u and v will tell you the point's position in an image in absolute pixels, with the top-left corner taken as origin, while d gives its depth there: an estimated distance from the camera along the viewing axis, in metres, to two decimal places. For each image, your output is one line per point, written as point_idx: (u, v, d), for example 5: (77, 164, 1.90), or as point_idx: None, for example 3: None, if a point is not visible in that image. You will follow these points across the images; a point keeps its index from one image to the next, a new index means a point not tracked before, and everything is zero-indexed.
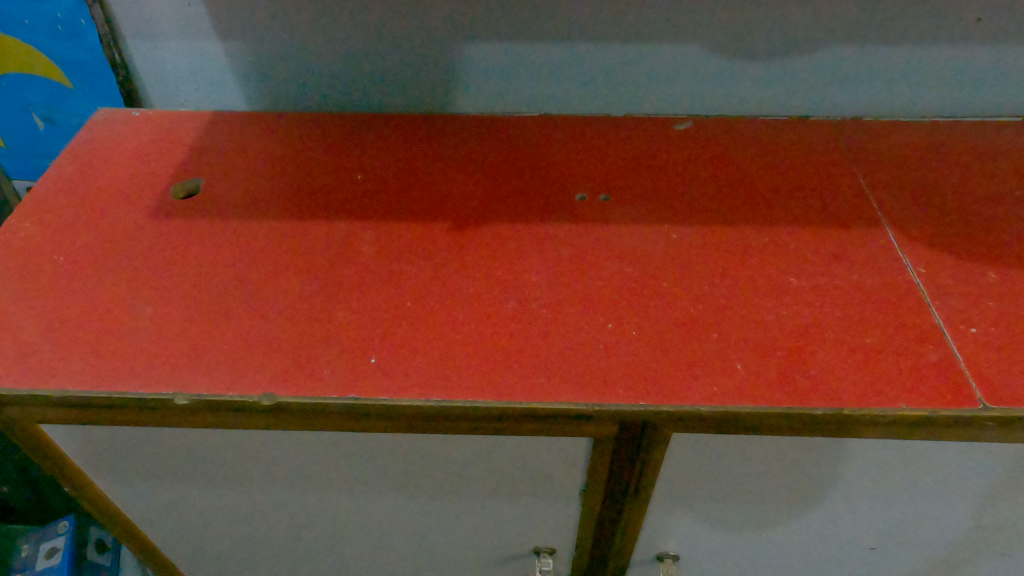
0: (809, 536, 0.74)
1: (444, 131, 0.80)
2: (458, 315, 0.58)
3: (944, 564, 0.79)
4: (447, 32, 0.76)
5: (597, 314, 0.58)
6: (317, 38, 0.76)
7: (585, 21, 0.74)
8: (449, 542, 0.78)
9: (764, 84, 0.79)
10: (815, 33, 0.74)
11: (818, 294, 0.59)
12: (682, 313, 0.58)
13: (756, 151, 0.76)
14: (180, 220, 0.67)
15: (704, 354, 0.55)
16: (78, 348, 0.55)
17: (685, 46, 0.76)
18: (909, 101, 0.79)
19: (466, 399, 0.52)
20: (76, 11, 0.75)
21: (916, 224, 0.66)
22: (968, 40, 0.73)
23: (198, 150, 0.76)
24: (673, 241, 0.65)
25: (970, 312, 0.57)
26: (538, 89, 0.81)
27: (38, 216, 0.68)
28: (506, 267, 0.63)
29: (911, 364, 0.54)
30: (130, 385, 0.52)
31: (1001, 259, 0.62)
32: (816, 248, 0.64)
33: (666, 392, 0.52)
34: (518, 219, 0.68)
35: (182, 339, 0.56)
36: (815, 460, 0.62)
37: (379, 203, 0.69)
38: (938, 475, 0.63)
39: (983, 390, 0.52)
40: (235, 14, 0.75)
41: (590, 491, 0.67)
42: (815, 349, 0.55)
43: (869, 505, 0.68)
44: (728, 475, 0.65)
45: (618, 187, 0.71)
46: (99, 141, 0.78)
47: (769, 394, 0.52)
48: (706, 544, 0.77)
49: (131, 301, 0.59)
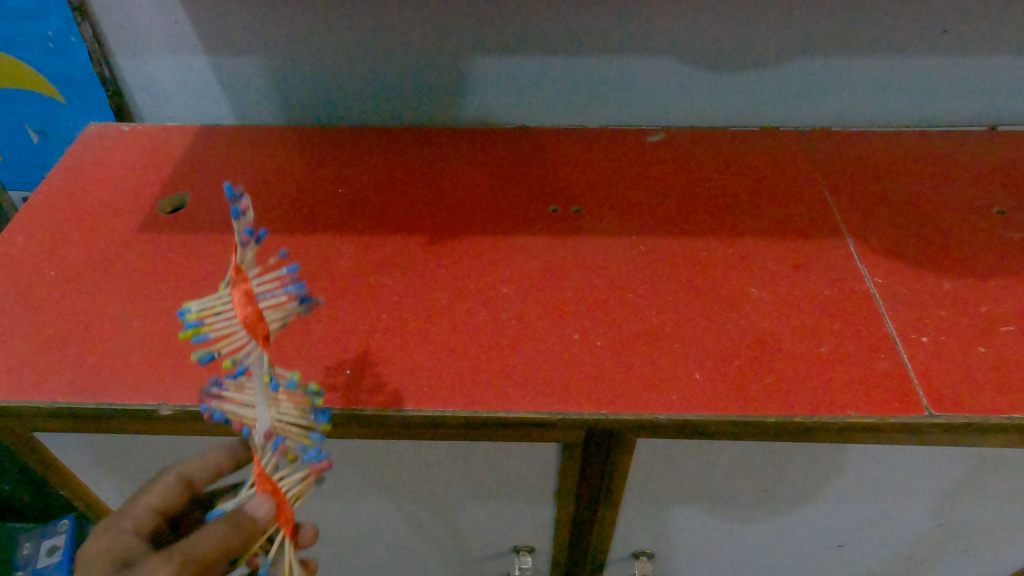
0: (777, 535, 0.77)
1: (424, 143, 0.82)
2: (432, 327, 0.61)
3: (910, 562, 0.82)
4: (425, 47, 0.78)
5: (565, 324, 0.61)
6: (299, 53, 0.79)
7: (559, 36, 0.76)
8: (431, 540, 0.81)
9: (736, 95, 0.81)
10: (785, 46, 0.76)
11: (776, 303, 0.62)
12: (646, 322, 0.61)
13: (723, 162, 0.78)
14: (167, 232, 0.70)
15: (664, 362, 0.57)
16: (67, 360, 0.58)
17: (657, 59, 0.78)
18: (875, 112, 0.81)
19: (437, 408, 0.54)
20: (66, 29, 0.78)
21: (877, 235, 0.68)
22: (931, 51, 0.75)
23: (185, 163, 0.79)
24: (641, 253, 0.67)
25: (922, 322, 0.59)
26: (515, 101, 0.83)
27: (30, 230, 0.70)
28: (479, 279, 0.65)
29: (862, 372, 0.56)
30: (115, 396, 0.55)
31: (956, 271, 0.64)
32: (779, 258, 0.66)
33: (627, 402, 0.55)
34: (492, 229, 0.70)
35: (166, 351, 0.59)
36: (774, 461, 0.65)
37: (359, 214, 0.72)
38: (893, 478, 0.66)
39: (929, 398, 0.54)
40: (221, 31, 0.77)
41: (562, 493, 0.70)
42: (771, 358, 0.57)
43: (833, 506, 0.71)
44: (694, 477, 0.68)
45: (589, 198, 0.74)
46: (89, 154, 0.80)
47: (724, 403, 0.54)
48: (675, 544, 0.80)
49: (119, 313, 0.62)
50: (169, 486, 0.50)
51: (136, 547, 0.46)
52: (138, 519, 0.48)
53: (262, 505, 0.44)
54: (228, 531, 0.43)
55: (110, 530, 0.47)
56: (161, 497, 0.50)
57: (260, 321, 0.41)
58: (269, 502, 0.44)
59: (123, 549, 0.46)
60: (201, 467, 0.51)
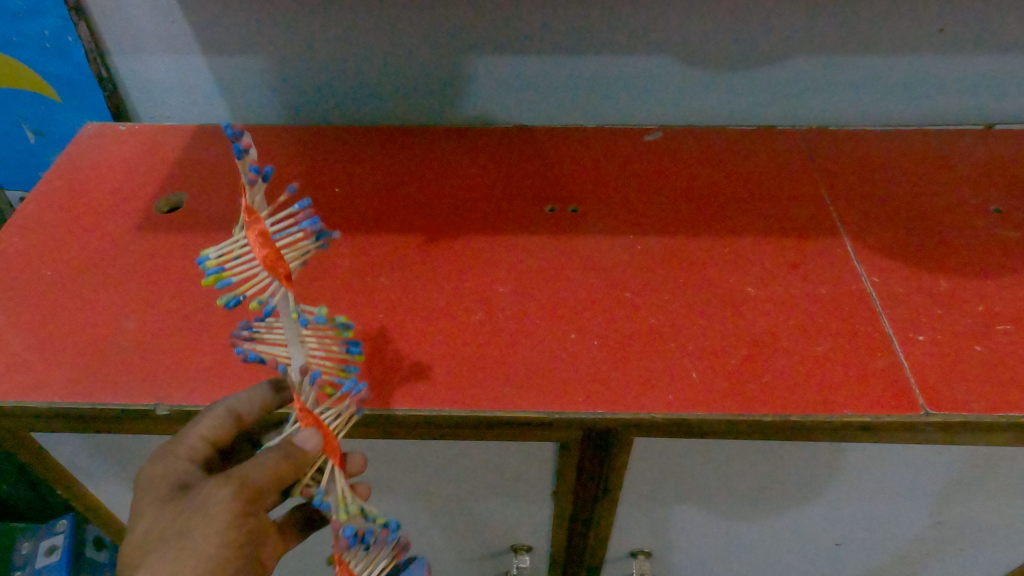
0: (774, 534, 0.77)
1: (422, 142, 0.82)
2: (429, 327, 0.61)
3: (908, 560, 0.82)
4: (422, 46, 0.78)
5: (562, 324, 0.61)
6: (296, 53, 0.79)
7: (555, 35, 0.76)
8: (430, 539, 0.81)
9: (733, 94, 0.81)
10: (782, 45, 0.76)
11: (773, 302, 0.62)
12: (643, 321, 0.61)
13: (720, 160, 0.78)
14: (164, 232, 0.70)
15: (660, 361, 0.57)
16: (63, 360, 0.58)
17: (654, 58, 0.78)
18: (872, 111, 0.81)
19: (434, 408, 0.54)
20: (62, 29, 0.78)
21: (874, 234, 0.68)
22: (928, 50, 0.75)
23: (182, 163, 0.79)
24: (638, 252, 0.67)
25: (918, 321, 0.60)
26: (512, 101, 0.83)
27: (27, 230, 0.70)
28: (475, 279, 0.65)
29: (859, 371, 0.56)
30: (112, 397, 0.55)
31: (953, 270, 0.64)
32: (776, 257, 0.66)
33: (623, 401, 0.55)
34: (490, 229, 0.70)
35: (163, 352, 0.59)
36: (772, 459, 0.65)
37: (356, 214, 0.72)
38: (891, 476, 0.66)
39: (925, 397, 0.54)
40: (217, 30, 0.77)
41: (560, 493, 0.70)
42: (768, 357, 0.57)
43: (831, 504, 0.71)
44: (692, 476, 0.68)
45: (586, 197, 0.74)
46: (86, 154, 0.80)
47: (721, 402, 0.54)
48: (672, 543, 0.80)
49: (116, 313, 0.62)
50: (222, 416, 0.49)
51: (195, 473, 0.47)
52: (192, 448, 0.48)
53: (312, 437, 0.45)
54: (280, 461, 0.44)
55: (167, 456, 0.47)
56: (214, 428, 0.49)
57: (279, 260, 0.42)
58: (317, 433, 0.45)
59: (181, 474, 0.46)
60: (249, 401, 0.50)
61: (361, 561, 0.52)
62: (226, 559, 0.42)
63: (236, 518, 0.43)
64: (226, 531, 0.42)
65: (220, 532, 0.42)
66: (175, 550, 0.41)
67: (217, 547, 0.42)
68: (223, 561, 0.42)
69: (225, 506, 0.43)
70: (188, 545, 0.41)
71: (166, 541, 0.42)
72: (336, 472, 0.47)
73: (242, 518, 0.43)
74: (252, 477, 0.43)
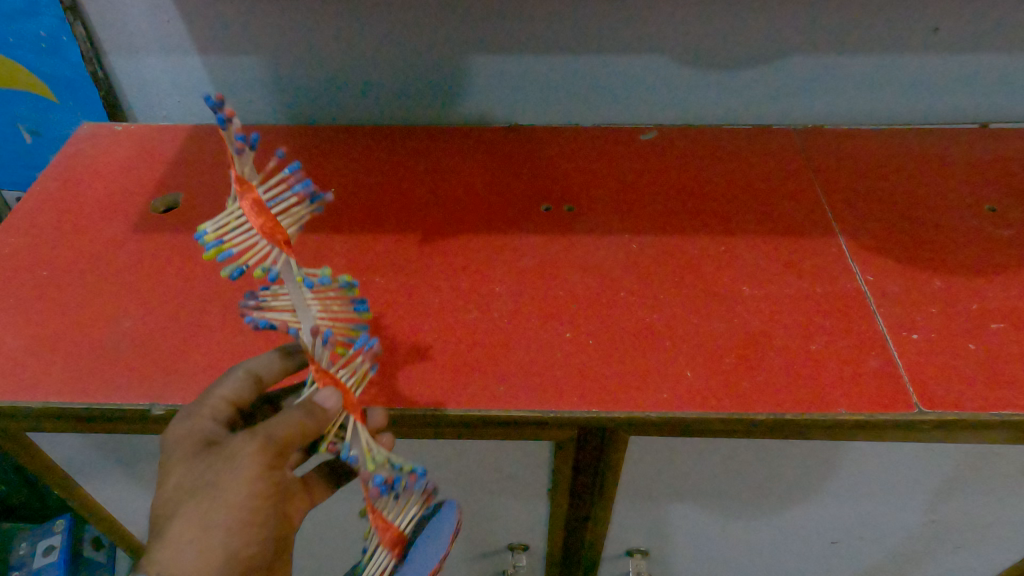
0: (770, 532, 0.77)
1: (418, 142, 0.82)
2: (424, 326, 0.61)
3: (904, 558, 0.82)
4: (419, 46, 0.78)
5: (558, 323, 0.61)
6: (292, 53, 0.79)
7: (551, 34, 0.76)
8: None
9: (729, 94, 0.81)
10: (777, 44, 0.76)
11: (768, 301, 0.62)
12: (638, 320, 0.61)
13: (715, 159, 0.78)
14: (160, 232, 0.70)
15: (655, 360, 0.58)
16: (59, 360, 0.58)
17: (651, 57, 0.78)
18: (868, 110, 0.82)
19: (429, 407, 0.55)
20: (58, 29, 0.78)
21: (869, 232, 0.68)
22: (923, 49, 0.75)
23: (178, 162, 0.79)
24: (633, 251, 0.67)
25: (913, 319, 0.60)
26: (508, 100, 0.83)
27: (23, 230, 0.70)
28: (471, 278, 0.65)
29: (853, 370, 0.56)
30: (108, 397, 0.55)
31: (947, 268, 0.64)
32: (770, 256, 0.66)
33: (618, 400, 0.55)
34: (486, 228, 0.70)
35: (159, 352, 0.59)
36: (767, 457, 0.65)
37: (352, 213, 0.72)
38: (886, 474, 0.66)
39: (920, 395, 0.54)
40: (214, 31, 0.77)
41: (556, 492, 0.70)
42: (763, 356, 0.58)
43: (827, 503, 0.71)
44: (688, 475, 0.68)
45: (582, 196, 0.74)
46: (83, 154, 0.80)
47: (716, 400, 0.54)
48: (667, 542, 0.80)
49: (112, 313, 0.62)
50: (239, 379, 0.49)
51: (219, 432, 0.46)
52: (214, 407, 0.47)
53: (334, 397, 0.46)
54: (305, 418, 0.44)
55: (191, 416, 0.46)
56: (235, 388, 0.48)
57: (277, 228, 0.42)
58: (337, 394, 0.46)
59: (205, 432, 0.45)
60: (268, 364, 0.51)
61: (395, 510, 0.53)
62: (257, 510, 0.41)
63: (266, 471, 0.42)
64: (256, 482, 0.41)
65: (248, 483, 0.41)
66: (204, 499, 0.40)
67: (248, 498, 0.41)
68: (254, 512, 0.41)
69: (253, 457, 0.42)
70: (220, 495, 0.40)
71: (198, 491, 0.41)
72: (358, 428, 0.48)
73: (271, 471, 0.42)
74: (279, 431, 0.43)
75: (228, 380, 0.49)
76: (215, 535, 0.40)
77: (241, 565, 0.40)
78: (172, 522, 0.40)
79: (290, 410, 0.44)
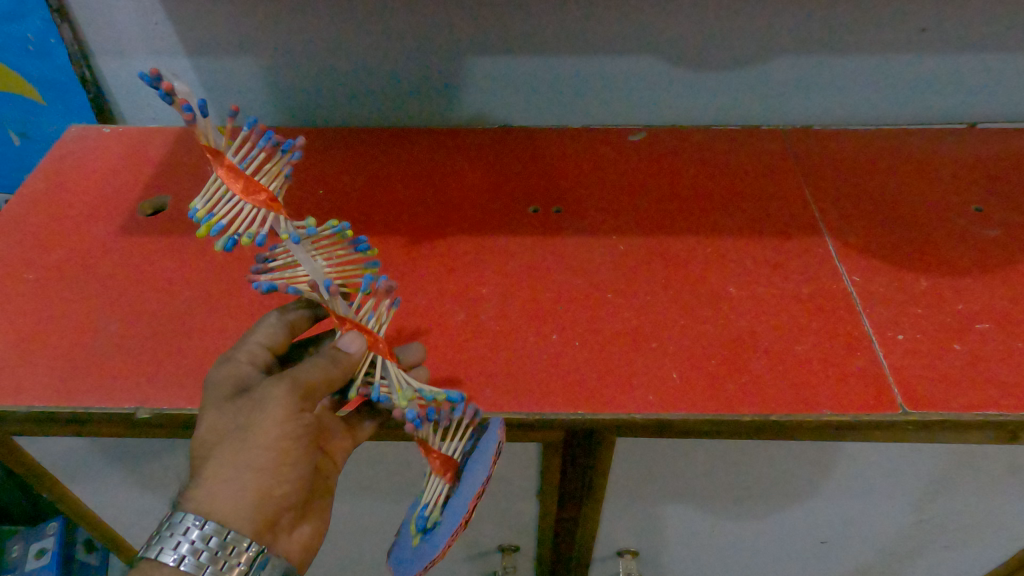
0: (759, 532, 0.78)
1: (406, 143, 0.82)
2: (411, 328, 0.61)
3: (893, 558, 0.82)
4: (406, 48, 0.77)
5: (544, 325, 0.61)
6: (280, 55, 0.78)
7: (539, 36, 0.76)
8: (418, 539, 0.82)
9: (717, 95, 0.81)
10: (765, 45, 0.76)
11: (754, 302, 0.62)
12: (625, 321, 0.61)
13: (703, 160, 0.79)
14: (147, 235, 0.70)
15: (641, 362, 0.58)
16: (44, 365, 0.58)
17: (638, 58, 0.78)
18: (855, 111, 0.82)
19: None
20: (45, 31, 0.77)
21: (856, 233, 0.68)
22: (910, 50, 0.75)
23: (166, 164, 0.79)
24: (620, 252, 0.68)
25: (898, 320, 0.60)
26: (496, 101, 0.83)
27: (9, 234, 0.70)
28: (458, 280, 0.65)
29: (838, 371, 0.56)
30: (93, 401, 0.55)
31: (933, 269, 0.64)
32: (756, 256, 0.67)
33: (604, 402, 0.55)
34: (473, 230, 0.70)
35: (145, 355, 0.59)
36: (755, 458, 0.65)
37: (340, 215, 0.72)
38: (873, 474, 0.67)
39: (904, 396, 0.54)
40: (201, 32, 0.77)
41: (544, 493, 0.70)
42: (749, 357, 0.58)
43: (815, 503, 0.71)
44: (676, 475, 0.68)
45: (569, 197, 0.74)
46: (70, 157, 0.80)
47: (702, 402, 0.54)
48: (657, 543, 0.80)
49: (98, 317, 0.62)
50: (272, 326, 0.53)
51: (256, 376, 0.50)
52: (252, 351, 0.51)
53: (355, 339, 0.50)
54: (329, 364, 0.48)
55: (230, 360, 0.50)
56: (269, 334, 0.52)
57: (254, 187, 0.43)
58: (360, 336, 0.50)
59: (242, 375, 0.49)
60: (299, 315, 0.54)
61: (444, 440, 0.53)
62: (285, 449, 0.46)
63: (292, 413, 0.46)
64: (283, 423, 0.45)
65: (277, 425, 0.45)
66: (237, 440, 0.45)
67: (276, 439, 0.45)
68: (281, 453, 0.46)
69: (281, 401, 0.45)
70: (251, 437, 0.45)
71: (230, 433, 0.45)
72: (386, 363, 0.51)
73: (296, 413, 0.46)
74: (306, 377, 0.46)
75: (263, 326, 0.52)
76: (248, 475, 0.45)
77: (271, 499, 0.46)
78: (207, 463, 0.45)
79: (315, 359, 0.48)
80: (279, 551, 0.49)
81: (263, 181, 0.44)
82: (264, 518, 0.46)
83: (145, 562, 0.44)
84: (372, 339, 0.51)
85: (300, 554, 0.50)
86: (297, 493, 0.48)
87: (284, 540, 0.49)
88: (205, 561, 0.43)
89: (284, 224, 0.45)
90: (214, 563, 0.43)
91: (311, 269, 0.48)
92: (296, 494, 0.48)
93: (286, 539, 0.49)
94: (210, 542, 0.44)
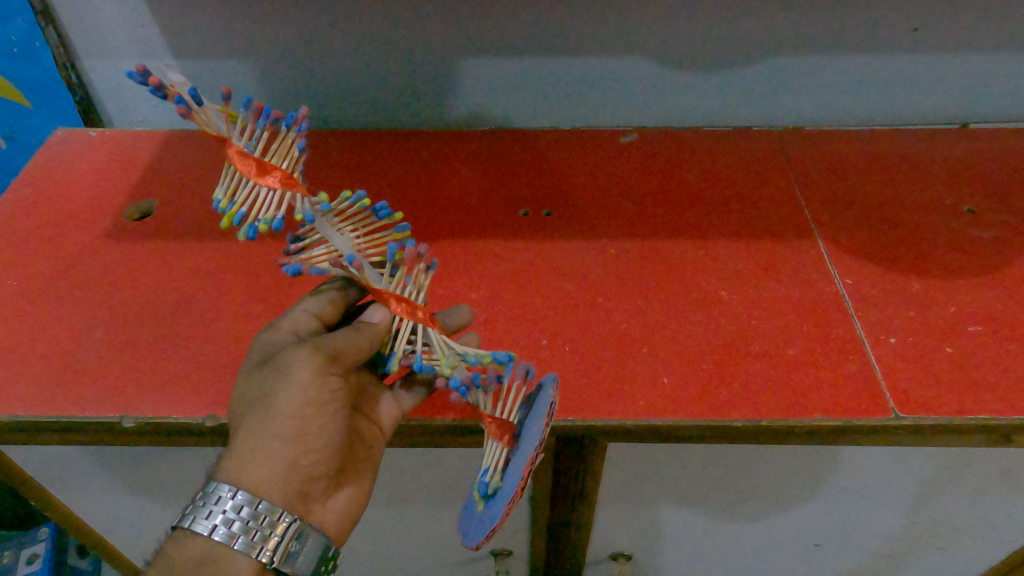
0: (753, 534, 0.77)
1: (395, 146, 0.82)
2: None
3: (888, 559, 0.82)
4: (394, 50, 0.77)
5: (535, 329, 0.60)
6: (266, 55, 0.77)
7: (528, 37, 0.75)
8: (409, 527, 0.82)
9: (709, 95, 0.81)
10: (757, 46, 0.75)
11: (747, 305, 0.62)
12: (616, 325, 0.60)
13: (694, 162, 0.78)
14: (135, 240, 0.69)
15: (632, 366, 0.57)
16: (28, 374, 0.57)
17: (629, 59, 0.77)
18: (847, 111, 0.81)
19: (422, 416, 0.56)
20: (30, 33, 0.76)
21: (849, 235, 0.68)
22: (902, 49, 0.75)
23: (154, 168, 0.78)
24: (611, 256, 0.67)
25: (890, 323, 0.59)
26: (487, 103, 0.82)
27: None
28: (449, 285, 0.64)
29: (830, 374, 0.56)
30: (78, 410, 0.54)
31: (926, 271, 0.64)
32: (748, 259, 0.66)
33: (595, 407, 0.54)
34: (464, 234, 0.70)
35: (132, 362, 0.58)
36: (748, 460, 0.65)
37: None
38: (868, 476, 0.66)
39: (896, 400, 0.54)
40: (188, 34, 0.76)
41: (537, 498, 0.70)
42: (741, 360, 0.57)
43: (809, 505, 0.71)
44: (669, 478, 0.67)
45: (559, 200, 0.74)
46: (56, 161, 0.80)
47: (693, 407, 0.54)
48: (650, 546, 0.80)
49: (82, 324, 0.61)
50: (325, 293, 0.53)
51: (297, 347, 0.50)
52: (295, 320, 0.51)
53: (377, 311, 0.50)
54: (355, 335, 0.48)
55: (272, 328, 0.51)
56: (318, 302, 0.52)
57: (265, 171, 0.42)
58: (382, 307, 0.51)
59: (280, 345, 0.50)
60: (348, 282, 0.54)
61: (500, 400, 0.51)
62: (308, 418, 0.47)
63: (314, 380, 0.47)
64: (307, 391, 0.47)
65: (300, 393, 0.46)
66: (264, 409, 0.46)
67: (298, 406, 0.46)
68: (307, 420, 0.47)
69: (304, 368, 0.47)
70: (274, 404, 0.46)
71: (260, 402, 0.47)
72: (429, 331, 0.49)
73: (318, 379, 0.47)
74: (326, 344, 0.47)
75: (312, 296, 0.52)
76: (275, 444, 0.46)
77: (298, 469, 0.47)
78: (239, 432, 0.46)
79: (343, 328, 0.49)
80: (312, 522, 0.50)
81: (274, 160, 0.44)
82: (293, 488, 0.47)
83: (181, 530, 0.45)
84: (409, 307, 0.48)
85: (335, 524, 0.51)
86: (326, 462, 0.49)
87: (320, 510, 0.50)
88: (238, 531, 0.44)
89: (302, 202, 0.44)
90: (246, 533, 0.44)
91: (335, 243, 0.47)
92: (325, 462, 0.49)
93: (321, 509, 0.50)
94: (243, 512, 0.44)
